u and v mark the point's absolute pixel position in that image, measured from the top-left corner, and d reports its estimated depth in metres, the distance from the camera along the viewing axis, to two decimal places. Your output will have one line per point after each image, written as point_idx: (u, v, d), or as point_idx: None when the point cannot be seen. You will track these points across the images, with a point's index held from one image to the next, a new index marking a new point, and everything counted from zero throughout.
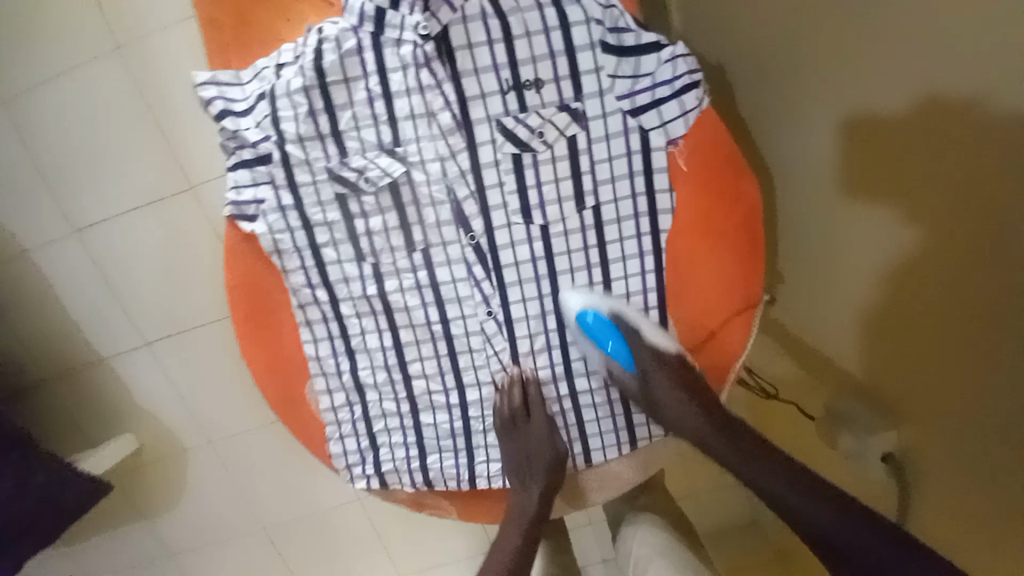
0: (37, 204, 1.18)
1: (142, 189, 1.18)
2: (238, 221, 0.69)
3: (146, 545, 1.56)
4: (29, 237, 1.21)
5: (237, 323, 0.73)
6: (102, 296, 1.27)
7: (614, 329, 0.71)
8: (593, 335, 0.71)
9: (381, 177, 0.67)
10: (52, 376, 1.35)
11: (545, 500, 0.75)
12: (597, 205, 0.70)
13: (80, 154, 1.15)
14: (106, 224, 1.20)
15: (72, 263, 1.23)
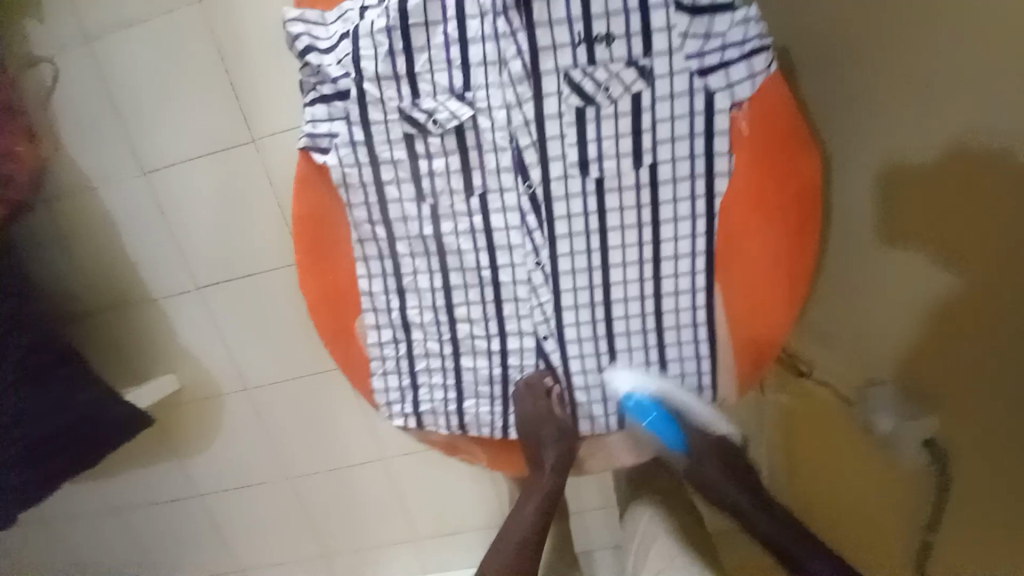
0: (111, 141, 1.25)
1: (208, 136, 1.23)
2: (311, 153, 0.73)
3: (178, 481, 1.63)
4: (101, 173, 1.28)
5: (300, 253, 0.77)
6: (164, 237, 1.34)
7: (670, 422, 0.78)
8: (648, 424, 0.78)
9: (449, 120, 0.70)
10: (111, 310, 1.44)
11: (558, 476, 0.80)
12: (654, 163, 0.72)
13: (156, 96, 1.21)
14: (173, 167, 1.26)
15: (140, 202, 1.30)
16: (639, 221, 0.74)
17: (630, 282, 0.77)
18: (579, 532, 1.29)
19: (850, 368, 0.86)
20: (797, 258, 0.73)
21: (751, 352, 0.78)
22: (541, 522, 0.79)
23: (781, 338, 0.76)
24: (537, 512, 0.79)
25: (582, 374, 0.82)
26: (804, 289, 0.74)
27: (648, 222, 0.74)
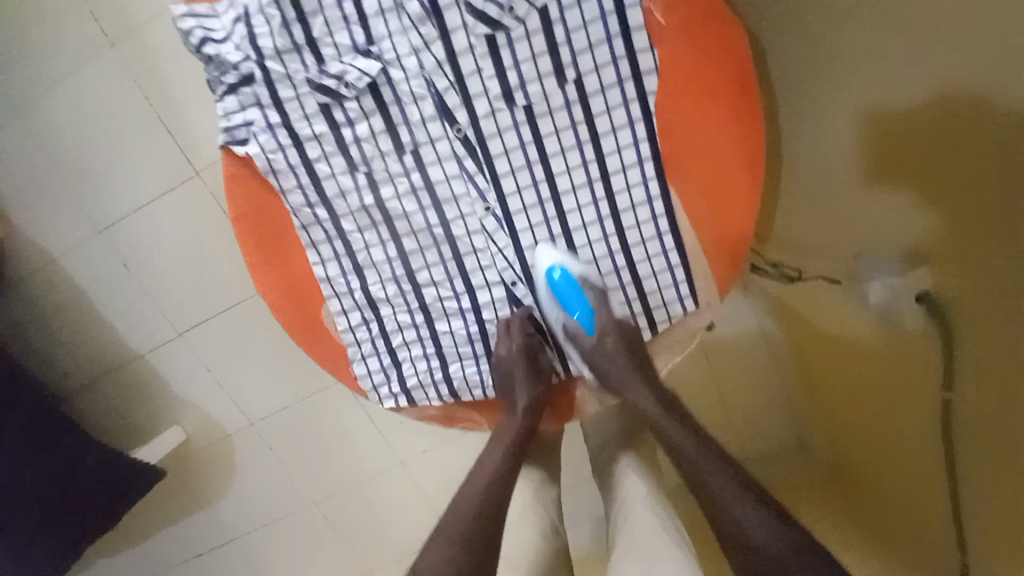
0: (43, 192, 1.15)
1: (147, 167, 1.13)
2: (231, 148, 0.70)
3: (206, 534, 1.55)
4: (43, 226, 1.18)
5: (247, 250, 0.75)
6: (127, 281, 1.22)
7: (581, 294, 0.74)
8: (561, 295, 0.74)
9: (359, 78, 0.67)
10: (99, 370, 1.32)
11: (532, 417, 0.77)
12: (579, 76, 0.69)
13: (78, 132, 1.10)
14: (117, 203, 1.16)
15: (91, 248, 1.18)
16: (579, 140, 0.72)
17: (586, 206, 0.75)
18: (567, 508, 1.30)
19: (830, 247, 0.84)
20: (746, 140, 0.70)
21: (726, 252, 0.75)
22: (512, 466, 0.73)
23: (751, 228, 0.74)
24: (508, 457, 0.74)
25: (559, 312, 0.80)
26: (761, 172, 0.71)
27: (588, 139, 0.72)
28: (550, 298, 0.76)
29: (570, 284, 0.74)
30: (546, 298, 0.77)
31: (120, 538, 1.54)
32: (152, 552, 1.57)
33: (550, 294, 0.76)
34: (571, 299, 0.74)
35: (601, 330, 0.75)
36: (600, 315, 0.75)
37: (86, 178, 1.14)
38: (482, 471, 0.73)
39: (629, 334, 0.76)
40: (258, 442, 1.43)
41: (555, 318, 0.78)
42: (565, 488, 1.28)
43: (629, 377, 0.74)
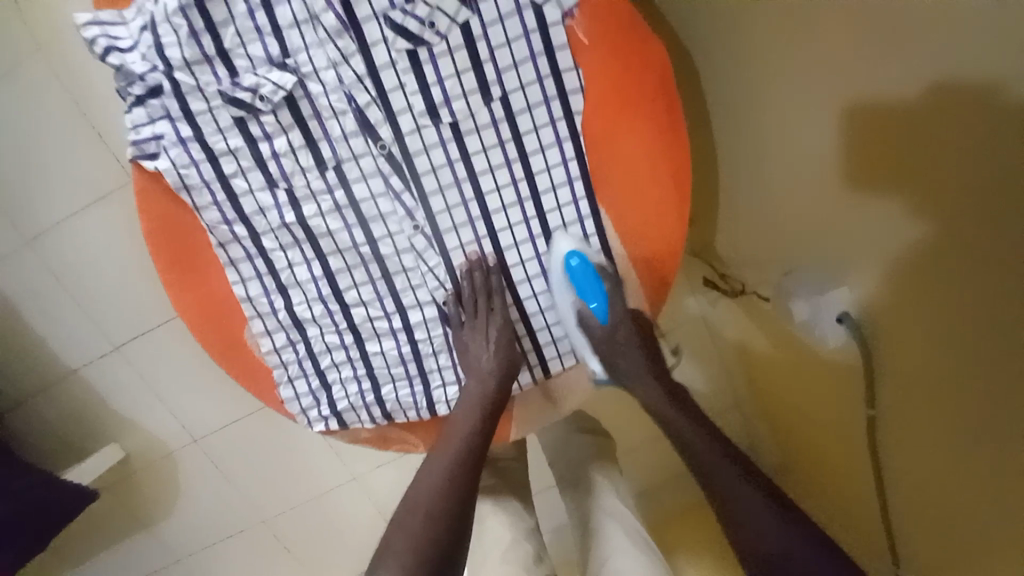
0: None
1: (63, 169, 1.00)
2: (141, 162, 0.67)
3: (145, 557, 1.45)
4: None
5: (163, 271, 0.71)
6: (46, 290, 1.09)
7: (599, 282, 0.73)
8: (578, 284, 0.73)
9: (274, 92, 0.65)
10: (19, 385, 1.19)
11: (501, 380, 0.74)
12: (504, 95, 0.68)
13: None
14: (25, 206, 1.02)
15: (2, 254, 1.06)
16: (507, 158, 0.71)
17: (517, 225, 0.74)
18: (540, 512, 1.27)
19: (767, 263, 0.84)
20: (670, 159, 0.70)
21: (656, 270, 0.75)
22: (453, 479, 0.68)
23: (681, 247, 0.74)
24: (479, 432, 0.71)
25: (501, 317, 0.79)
26: (688, 191, 0.71)
27: (516, 157, 0.71)
28: (566, 284, 0.74)
29: (589, 274, 0.72)
30: (561, 282, 0.74)
31: (53, 564, 1.41)
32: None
33: (566, 279, 0.74)
34: (588, 288, 0.73)
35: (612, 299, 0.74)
36: (614, 303, 0.74)
37: None
38: (446, 451, 0.70)
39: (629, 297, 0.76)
40: (206, 458, 1.33)
41: (566, 303, 0.75)
42: (538, 495, 1.25)
43: (633, 360, 0.76)
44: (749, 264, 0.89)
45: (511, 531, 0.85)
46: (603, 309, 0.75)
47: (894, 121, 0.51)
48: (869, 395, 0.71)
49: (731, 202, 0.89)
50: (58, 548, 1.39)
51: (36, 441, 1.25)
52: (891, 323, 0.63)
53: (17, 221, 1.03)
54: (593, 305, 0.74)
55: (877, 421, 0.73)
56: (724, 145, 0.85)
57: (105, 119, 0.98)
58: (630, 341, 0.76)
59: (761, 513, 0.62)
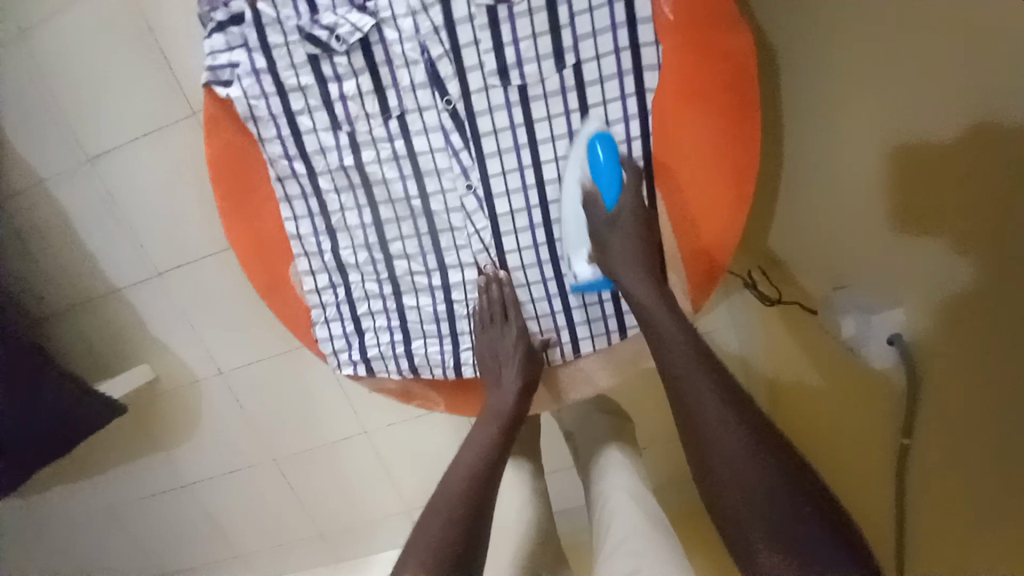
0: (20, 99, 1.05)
1: (134, 94, 1.03)
2: (213, 87, 0.68)
3: (159, 476, 1.50)
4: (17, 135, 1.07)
5: (220, 198, 0.72)
6: (102, 207, 1.13)
7: (617, 171, 0.68)
8: (595, 171, 0.68)
9: (351, 33, 0.65)
10: (69, 295, 1.24)
11: (522, 397, 0.75)
12: (577, 63, 0.67)
13: (62, 41, 1.00)
14: (94, 124, 1.06)
15: (67, 165, 1.09)
16: (570, 129, 0.70)
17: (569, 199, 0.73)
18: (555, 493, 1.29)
19: (814, 275, 0.82)
20: (735, 153, 0.68)
21: (702, 264, 0.74)
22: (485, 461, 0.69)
23: (732, 245, 0.72)
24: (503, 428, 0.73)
25: (526, 286, 0.78)
26: (750, 188, 0.69)
27: (580, 129, 0.70)
28: (582, 161, 0.70)
29: (610, 158, 0.68)
30: (579, 164, 0.70)
31: (75, 466, 1.48)
32: (107, 487, 1.52)
33: (586, 156, 0.69)
34: (605, 171, 0.68)
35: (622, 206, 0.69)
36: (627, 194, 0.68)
37: (66, 90, 1.03)
38: (470, 449, 0.71)
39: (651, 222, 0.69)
40: (228, 390, 1.36)
41: (578, 177, 0.71)
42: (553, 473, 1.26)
43: (625, 270, 0.68)
44: (796, 274, 0.87)
45: (524, 501, 0.86)
46: (615, 193, 0.69)
47: (971, 138, 0.49)
48: (906, 425, 0.69)
49: (788, 207, 0.86)
50: (81, 451, 1.46)
51: (73, 352, 1.30)
52: (938, 352, 0.60)
53: (84, 136, 1.07)
54: (605, 188, 0.68)
55: (910, 451, 0.70)
56: (792, 147, 0.81)
57: (176, 50, 0.99)
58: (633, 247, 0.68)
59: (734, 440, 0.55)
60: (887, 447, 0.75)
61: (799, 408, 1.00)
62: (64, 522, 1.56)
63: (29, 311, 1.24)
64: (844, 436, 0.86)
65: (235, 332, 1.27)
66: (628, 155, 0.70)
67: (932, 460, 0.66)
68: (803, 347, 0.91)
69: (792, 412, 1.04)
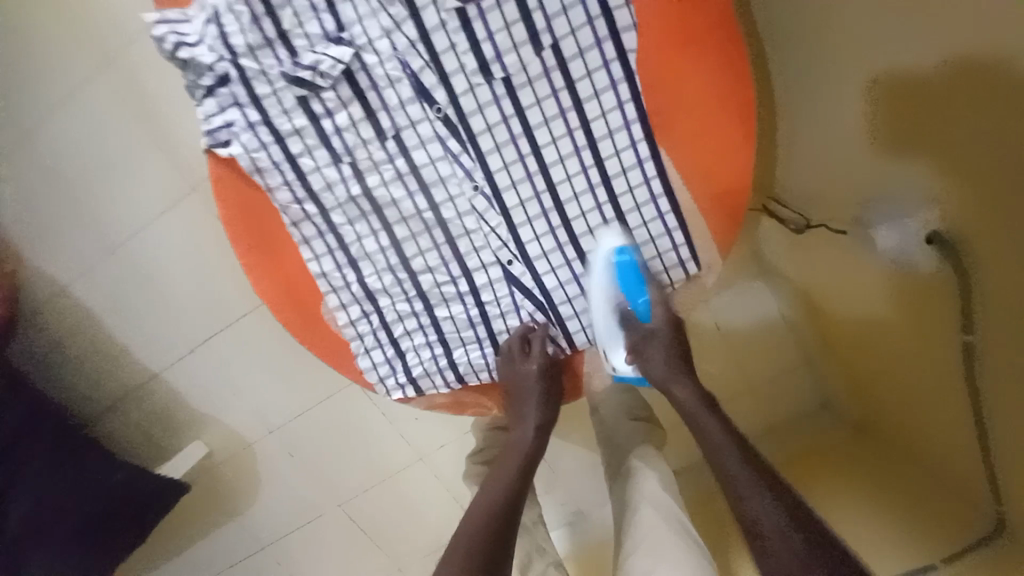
0: (17, 207, 1.02)
1: (132, 176, 1.01)
2: (215, 149, 0.70)
3: (230, 547, 1.47)
4: (22, 244, 1.05)
5: (241, 254, 0.74)
6: (122, 293, 1.11)
7: (642, 284, 0.76)
8: (623, 283, 0.76)
9: (333, 66, 0.67)
10: (107, 388, 1.21)
11: (539, 435, 0.83)
12: (555, 42, 0.68)
13: (51, 139, 0.98)
14: (96, 214, 1.04)
15: (78, 260, 1.07)
16: (562, 108, 0.71)
17: (576, 176, 0.74)
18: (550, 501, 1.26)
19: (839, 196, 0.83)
20: (730, 90, 0.68)
21: (721, 212, 0.73)
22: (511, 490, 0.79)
23: (747, 184, 0.71)
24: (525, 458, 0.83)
25: (552, 274, 0.78)
26: (751, 122, 0.68)
27: (571, 106, 0.70)
28: (610, 279, 0.76)
29: (631, 271, 0.76)
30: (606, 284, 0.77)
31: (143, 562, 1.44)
32: (181, 573, 1.49)
33: (610, 274, 0.76)
34: (633, 286, 0.76)
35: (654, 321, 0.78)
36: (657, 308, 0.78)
37: (62, 186, 1.01)
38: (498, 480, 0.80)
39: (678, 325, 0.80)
40: (282, 448, 1.34)
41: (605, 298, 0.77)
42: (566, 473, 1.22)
43: (670, 377, 0.78)
44: (820, 201, 0.88)
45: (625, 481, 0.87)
46: (644, 308, 0.78)
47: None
48: (965, 322, 0.69)
49: (800, 129, 0.87)
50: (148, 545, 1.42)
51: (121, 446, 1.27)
52: (990, 236, 0.62)
53: (88, 229, 1.05)
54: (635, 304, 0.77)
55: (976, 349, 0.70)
56: (793, 69, 0.82)
57: (163, 123, 0.98)
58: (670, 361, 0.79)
59: (771, 516, 0.65)
60: (952, 350, 0.75)
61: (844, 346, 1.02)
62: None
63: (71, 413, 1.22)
64: (900, 352, 0.87)
65: (276, 389, 1.26)
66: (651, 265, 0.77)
67: (1004, 351, 0.66)
68: (830, 284, 0.94)
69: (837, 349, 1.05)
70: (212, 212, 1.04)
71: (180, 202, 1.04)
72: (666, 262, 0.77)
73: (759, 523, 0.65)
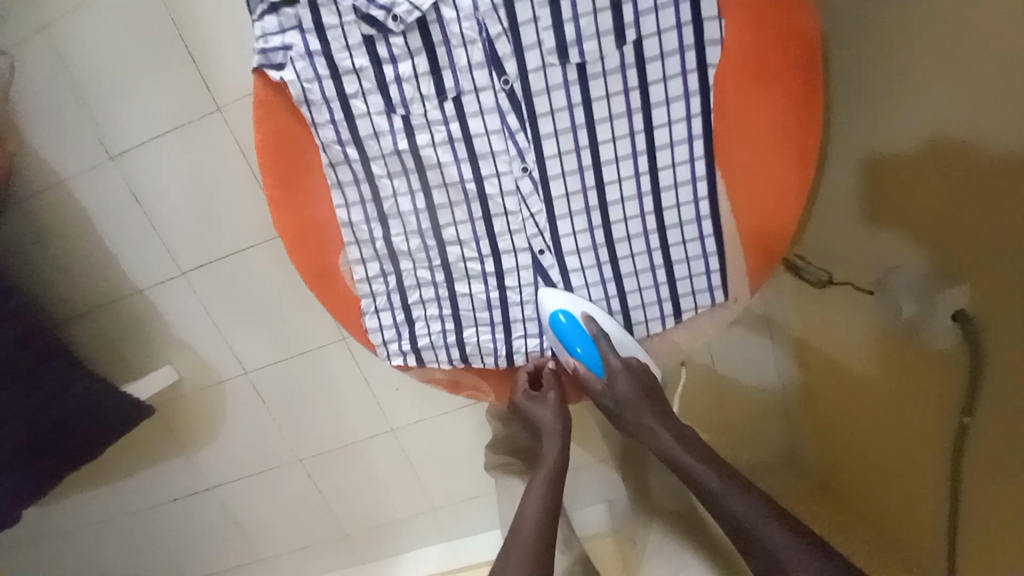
0: (36, 87, 0.98)
1: (156, 78, 0.96)
2: (266, 71, 0.66)
3: (177, 481, 1.40)
4: (33, 126, 1.00)
5: (269, 186, 0.70)
6: (122, 198, 1.05)
7: (585, 334, 0.74)
8: (563, 337, 0.74)
9: (409, 12, 0.65)
10: (86, 292, 1.16)
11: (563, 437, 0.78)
12: (638, 39, 0.66)
13: (81, 22, 0.93)
14: (113, 110, 0.98)
15: (85, 153, 1.02)
16: (629, 107, 0.69)
17: (626, 180, 0.72)
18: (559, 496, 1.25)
19: (862, 257, 0.83)
20: (799, 128, 0.66)
21: (762, 247, 0.72)
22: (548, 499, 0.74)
23: (792, 224, 0.70)
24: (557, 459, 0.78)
25: (580, 273, 0.77)
26: (812, 164, 0.67)
27: (639, 107, 0.68)
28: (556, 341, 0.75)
29: (573, 326, 0.74)
30: (549, 336, 0.76)
31: (89, 477, 1.39)
32: (121, 497, 1.42)
33: (551, 332, 0.75)
34: (574, 340, 0.74)
35: (611, 375, 0.74)
36: (608, 359, 0.74)
37: (85, 74, 0.96)
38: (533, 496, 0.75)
39: (635, 368, 0.76)
40: (255, 391, 1.28)
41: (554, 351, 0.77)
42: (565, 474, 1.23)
43: (642, 417, 0.76)
44: (840, 261, 0.87)
45: None
46: (598, 363, 0.75)
47: None
48: (967, 404, 0.69)
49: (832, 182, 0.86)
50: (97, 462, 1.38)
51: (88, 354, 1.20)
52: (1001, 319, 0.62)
53: (102, 123, 0.99)
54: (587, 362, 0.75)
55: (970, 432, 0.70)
56: (843, 129, 0.82)
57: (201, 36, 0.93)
58: (636, 400, 0.75)
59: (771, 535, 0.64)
60: (943, 429, 0.75)
61: (836, 401, 0.99)
62: (80, 539, 1.47)
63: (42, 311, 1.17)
64: (891, 418, 0.86)
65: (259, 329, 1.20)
66: (598, 328, 0.75)
67: (998, 444, 0.66)
68: (833, 340, 0.94)
69: (826, 404, 1.03)
70: (233, 136, 0.99)
71: (198, 116, 0.98)
72: (694, 286, 0.76)
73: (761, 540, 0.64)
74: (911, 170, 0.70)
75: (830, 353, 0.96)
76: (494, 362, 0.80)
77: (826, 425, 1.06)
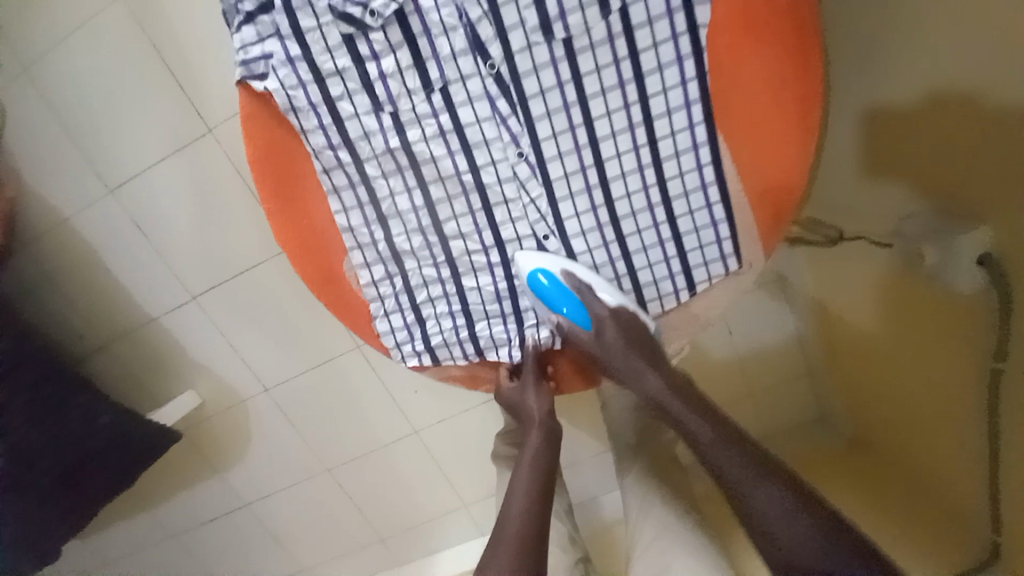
0: (29, 128, 0.98)
1: (143, 106, 0.95)
2: (249, 83, 0.65)
3: (212, 502, 1.42)
4: (31, 167, 1.01)
5: (266, 199, 0.70)
6: (125, 229, 1.06)
7: (568, 291, 0.71)
8: (547, 297, 0.71)
9: (386, 5, 0.63)
10: (100, 327, 1.17)
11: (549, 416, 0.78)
12: (624, 6, 0.64)
13: (64, 58, 0.93)
14: (105, 143, 0.98)
15: (83, 189, 1.02)
16: (620, 78, 0.66)
17: (625, 154, 0.70)
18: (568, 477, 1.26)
19: (873, 208, 0.80)
20: (799, 81, 0.63)
21: (771, 209, 0.70)
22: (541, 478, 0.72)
23: (801, 182, 0.67)
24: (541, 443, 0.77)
25: (588, 254, 0.75)
26: (818, 116, 0.64)
27: (631, 76, 0.66)
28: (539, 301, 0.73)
29: (557, 287, 0.71)
30: (533, 300, 0.74)
31: (127, 506, 1.42)
32: (159, 522, 1.45)
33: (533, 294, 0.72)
34: (558, 300, 0.71)
35: (598, 325, 0.72)
36: (593, 308, 0.72)
37: (74, 110, 0.96)
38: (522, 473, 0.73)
39: (627, 319, 0.72)
40: (276, 407, 1.29)
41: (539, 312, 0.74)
42: (588, 461, 1.23)
43: (631, 366, 0.72)
44: (853, 214, 0.85)
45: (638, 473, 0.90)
46: (584, 316, 0.72)
47: None
48: (998, 349, 0.66)
49: (836, 135, 0.84)
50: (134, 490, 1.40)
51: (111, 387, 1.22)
52: None
53: (97, 157, 1.00)
54: (572, 316, 0.72)
55: (1002, 376, 0.67)
56: (843, 82, 0.79)
57: (182, 59, 0.92)
58: (627, 350, 0.71)
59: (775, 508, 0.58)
60: (975, 375, 0.72)
61: (861, 358, 0.97)
62: (124, 565, 1.50)
63: (62, 349, 1.19)
64: (916, 370, 0.84)
65: (274, 346, 1.20)
66: (578, 282, 0.72)
67: None
68: (846, 296, 0.93)
69: (851, 361, 1.00)
70: (226, 155, 0.98)
71: (187, 140, 0.97)
72: (705, 256, 0.74)
73: (763, 512, 0.59)
74: (916, 115, 0.67)
75: (846, 308, 0.94)
76: (507, 354, 0.79)
77: (854, 385, 1.03)
